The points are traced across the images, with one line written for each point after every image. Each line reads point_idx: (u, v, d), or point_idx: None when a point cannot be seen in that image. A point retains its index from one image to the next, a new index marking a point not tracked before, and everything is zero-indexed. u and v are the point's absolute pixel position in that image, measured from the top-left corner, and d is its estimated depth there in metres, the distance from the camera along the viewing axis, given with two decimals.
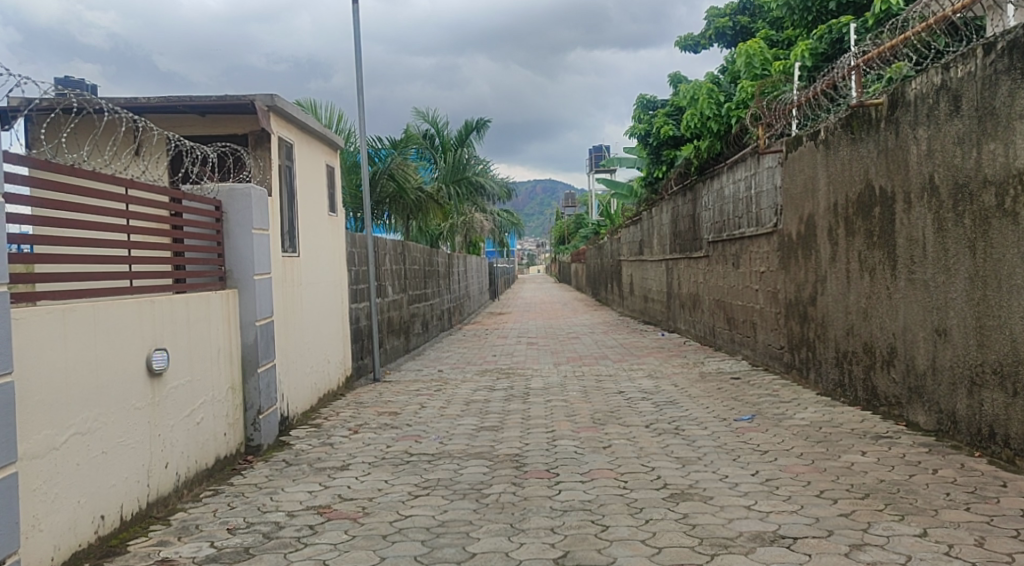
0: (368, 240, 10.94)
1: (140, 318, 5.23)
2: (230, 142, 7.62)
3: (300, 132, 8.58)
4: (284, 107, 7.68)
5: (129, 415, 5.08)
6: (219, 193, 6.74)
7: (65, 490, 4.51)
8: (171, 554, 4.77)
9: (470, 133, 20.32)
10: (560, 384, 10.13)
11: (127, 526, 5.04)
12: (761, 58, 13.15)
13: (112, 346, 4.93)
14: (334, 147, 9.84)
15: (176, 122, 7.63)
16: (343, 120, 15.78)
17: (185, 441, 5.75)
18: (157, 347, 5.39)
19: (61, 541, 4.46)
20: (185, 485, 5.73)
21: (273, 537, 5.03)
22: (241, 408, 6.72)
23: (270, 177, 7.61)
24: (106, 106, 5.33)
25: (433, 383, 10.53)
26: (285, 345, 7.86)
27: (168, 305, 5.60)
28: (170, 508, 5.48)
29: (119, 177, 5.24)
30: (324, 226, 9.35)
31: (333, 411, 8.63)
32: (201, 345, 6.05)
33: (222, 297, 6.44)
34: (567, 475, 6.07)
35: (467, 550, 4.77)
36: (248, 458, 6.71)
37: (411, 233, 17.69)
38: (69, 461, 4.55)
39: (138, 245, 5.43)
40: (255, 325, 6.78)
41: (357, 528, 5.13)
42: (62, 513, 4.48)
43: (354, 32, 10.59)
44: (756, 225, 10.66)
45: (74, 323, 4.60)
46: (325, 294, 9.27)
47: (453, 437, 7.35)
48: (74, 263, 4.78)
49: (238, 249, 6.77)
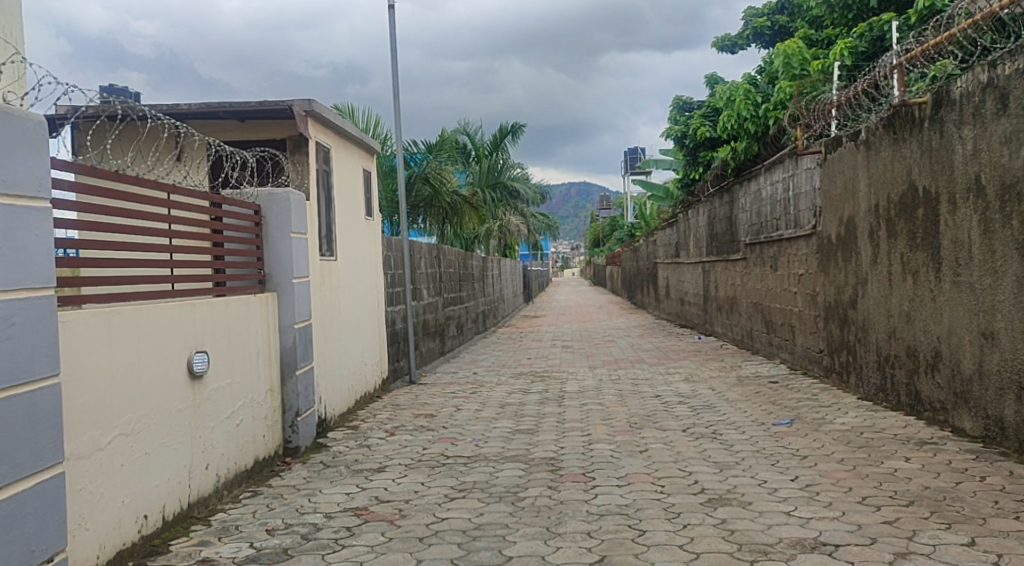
0: (404, 242, 11.02)
1: (180, 321, 5.30)
2: (269, 147, 7.72)
3: (336, 136, 8.62)
4: (321, 111, 7.75)
5: (172, 417, 5.16)
6: (258, 197, 6.81)
7: (109, 491, 4.58)
8: (211, 553, 4.83)
9: (505, 137, 20.37)
10: (595, 388, 10.12)
11: (169, 526, 5.11)
12: (799, 58, 12.97)
13: (153, 348, 4.99)
14: (369, 150, 9.89)
15: (216, 128, 7.75)
16: (380, 125, 15.84)
17: (225, 443, 5.82)
18: (197, 350, 5.45)
19: (106, 541, 4.53)
20: (225, 487, 5.81)
21: (311, 539, 5.06)
22: (279, 410, 6.78)
23: (308, 182, 7.66)
24: (152, 113, 5.40)
25: (468, 386, 10.54)
26: (322, 347, 7.92)
27: (208, 307, 5.67)
28: (210, 509, 5.55)
29: (162, 184, 5.36)
30: (362, 230, 9.46)
31: (369, 413, 8.71)
32: (241, 347, 6.11)
33: (261, 300, 6.49)
34: (604, 479, 6.05)
35: (504, 553, 4.77)
36: (286, 459, 6.79)
37: (445, 237, 17.77)
38: (113, 461, 4.62)
39: (180, 250, 5.51)
40: (293, 328, 6.85)
41: (394, 530, 5.15)
42: (107, 512, 4.55)
43: (390, 37, 10.71)
44: (796, 227, 10.45)
45: (118, 324, 4.67)
46: (361, 297, 9.32)
47: (489, 440, 7.37)
48: (116, 267, 4.85)
49: (277, 252, 6.82)
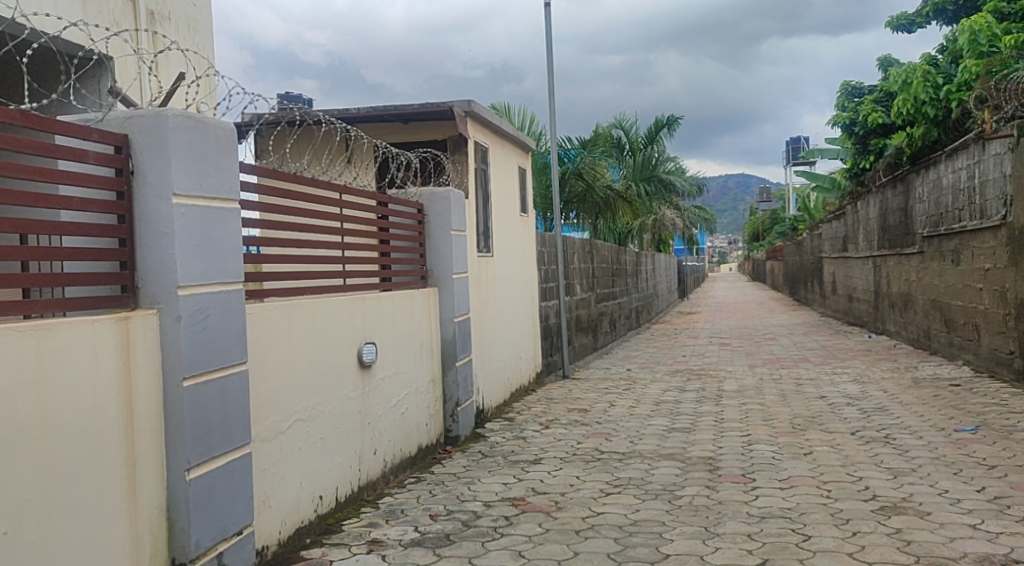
0: (559, 237, 11.18)
1: (351, 314, 5.62)
2: (431, 147, 8.03)
3: (494, 135, 8.86)
4: (480, 111, 7.98)
5: (344, 404, 5.49)
6: (421, 197, 7.11)
7: (289, 471, 4.93)
8: (379, 535, 5.11)
9: (661, 129, 20.21)
10: (756, 387, 9.97)
11: (341, 507, 5.44)
12: (987, 35, 12.13)
13: (328, 339, 5.32)
14: (525, 147, 10.10)
15: (382, 130, 8.14)
16: (535, 122, 16.06)
17: (391, 430, 6.13)
18: (366, 341, 5.77)
19: (287, 517, 4.88)
20: (391, 472, 6.12)
21: (471, 525, 5.27)
22: (440, 400, 7.06)
23: (467, 181, 7.87)
24: (325, 118, 5.74)
25: (622, 382, 10.60)
26: (480, 341, 8.16)
27: (377, 301, 5.98)
28: (378, 492, 5.87)
29: (334, 185, 5.70)
30: (517, 227, 9.68)
31: (525, 405, 8.92)
32: (405, 339, 6.41)
33: (423, 295, 6.78)
34: (765, 480, 5.99)
35: (662, 551, 4.81)
36: (447, 448, 7.06)
37: (598, 232, 17.84)
38: (293, 444, 4.96)
39: (350, 247, 5.84)
40: (453, 322, 7.10)
41: (551, 522, 5.30)
42: (287, 491, 4.90)
43: (547, 34, 10.88)
44: (981, 217, 10.00)
45: (296, 317, 5.01)
46: (516, 292, 9.53)
47: (645, 437, 7.41)
48: (295, 263, 5.20)
49: (439, 249, 7.10)
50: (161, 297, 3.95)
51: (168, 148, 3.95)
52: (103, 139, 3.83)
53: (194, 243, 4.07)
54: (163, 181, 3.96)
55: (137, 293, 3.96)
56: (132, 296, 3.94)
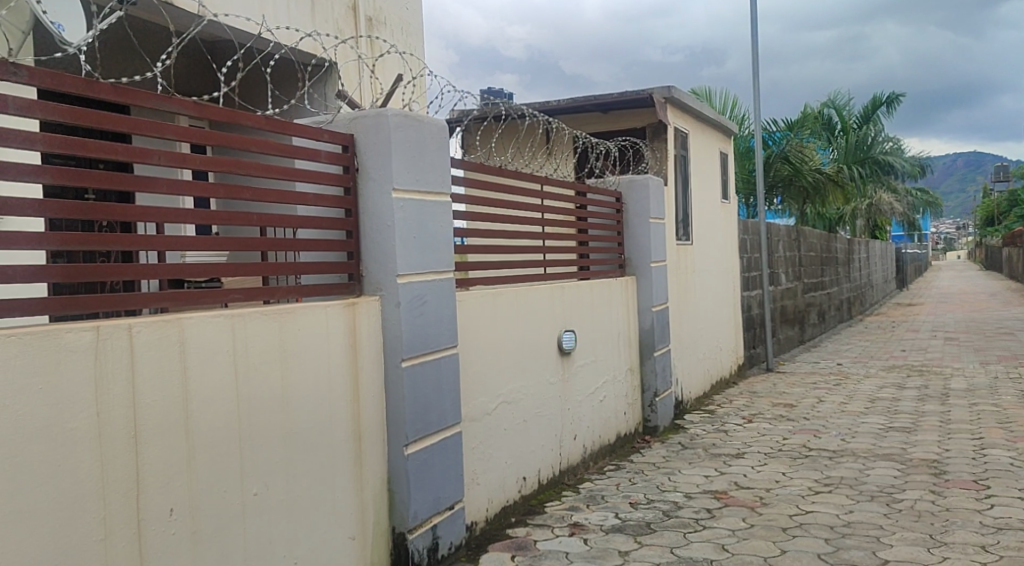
0: (762, 225, 10.94)
1: (552, 302, 5.78)
2: (629, 136, 8.09)
3: (694, 121, 8.79)
4: (680, 97, 7.95)
5: (546, 389, 5.66)
6: (619, 185, 7.20)
7: (496, 452, 5.16)
8: (581, 519, 5.25)
9: (877, 109, 19.22)
10: (988, 386, 9.36)
11: (543, 489, 5.64)
12: None
13: (530, 326, 5.51)
14: (728, 133, 9.96)
15: (583, 120, 8.38)
16: (737, 106, 15.74)
17: (591, 417, 6.27)
18: (566, 329, 5.92)
19: (493, 496, 5.11)
20: (591, 458, 6.26)
21: (673, 516, 5.32)
22: (639, 389, 7.12)
23: (666, 168, 7.87)
24: (529, 112, 5.92)
25: (832, 377, 10.25)
26: (679, 331, 8.16)
27: (576, 290, 6.12)
28: (579, 477, 6.03)
29: (536, 176, 5.86)
30: (718, 216, 9.57)
31: (726, 398, 8.82)
32: (604, 327, 6.52)
33: (622, 283, 6.86)
34: (1000, 488, 5.65)
35: (878, 555, 4.65)
36: (646, 438, 7.13)
37: (806, 219, 17.25)
38: (499, 426, 5.19)
39: (551, 236, 6.00)
40: (651, 311, 7.14)
41: (756, 518, 5.25)
42: (494, 471, 5.12)
43: (752, 16, 10.66)
44: None
45: (501, 304, 5.22)
46: (717, 282, 9.43)
47: (858, 436, 7.16)
48: (500, 252, 5.41)
49: (637, 238, 7.15)
50: (382, 284, 4.26)
51: (389, 145, 4.23)
52: (333, 139, 4.18)
53: (412, 234, 4.35)
54: (385, 177, 4.25)
55: (362, 280, 4.29)
56: (358, 284, 4.28)
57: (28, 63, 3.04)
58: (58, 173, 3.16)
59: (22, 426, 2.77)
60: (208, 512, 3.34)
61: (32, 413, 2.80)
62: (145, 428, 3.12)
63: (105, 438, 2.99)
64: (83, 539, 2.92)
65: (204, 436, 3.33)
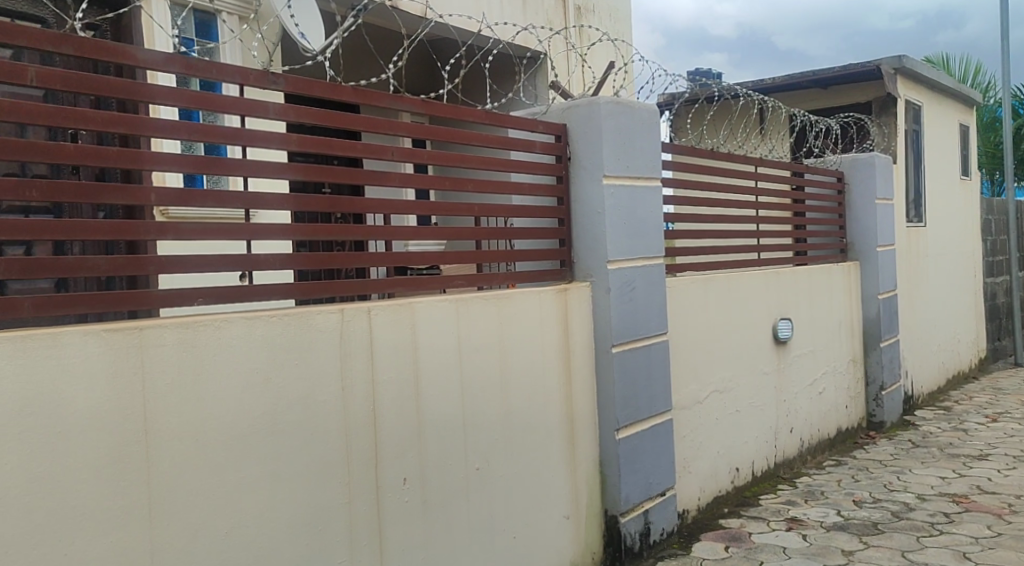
0: (1009, 205, 10.08)
1: (766, 288, 5.61)
2: (854, 111, 7.70)
3: (929, 93, 8.24)
4: (913, 68, 7.46)
5: (759, 378, 5.52)
6: (840, 164, 6.92)
7: (708, 441, 5.08)
8: (800, 514, 5.08)
9: None
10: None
11: (757, 482, 5.52)
12: None
13: (743, 313, 5.37)
14: (968, 105, 9.25)
15: (801, 97, 8.14)
16: (982, 75, 14.56)
17: (809, 410, 6.05)
18: (782, 317, 5.72)
19: (705, 486, 5.05)
20: (808, 452, 6.05)
21: (904, 517, 5.03)
22: (862, 382, 6.78)
23: (896, 143, 7.46)
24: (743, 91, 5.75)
25: None
26: (911, 320, 7.68)
27: (793, 276, 5.91)
28: (795, 471, 5.85)
29: (751, 158, 5.65)
30: (956, 196, 8.91)
31: (965, 395, 8.22)
32: (824, 315, 6.26)
33: (844, 270, 6.54)
34: None
35: None
36: (870, 433, 6.78)
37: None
38: (711, 415, 5.10)
39: (766, 220, 5.79)
40: (877, 299, 6.75)
41: (1003, 526, 4.85)
42: (705, 460, 5.06)
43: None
44: None
45: (712, 291, 5.12)
46: (955, 268, 8.79)
47: None
48: (711, 236, 5.24)
49: (863, 221, 6.79)
50: (593, 270, 4.33)
51: (601, 134, 4.27)
52: (546, 130, 4.28)
53: (622, 221, 4.38)
54: (597, 165, 4.29)
55: (573, 266, 4.38)
56: (569, 270, 4.38)
57: (283, 71, 3.41)
58: (304, 170, 3.48)
59: (282, 396, 3.15)
60: (436, 483, 3.65)
61: (292, 386, 3.18)
62: (382, 402, 3.47)
63: (350, 408, 3.36)
64: (333, 500, 3.28)
65: (433, 414, 3.65)
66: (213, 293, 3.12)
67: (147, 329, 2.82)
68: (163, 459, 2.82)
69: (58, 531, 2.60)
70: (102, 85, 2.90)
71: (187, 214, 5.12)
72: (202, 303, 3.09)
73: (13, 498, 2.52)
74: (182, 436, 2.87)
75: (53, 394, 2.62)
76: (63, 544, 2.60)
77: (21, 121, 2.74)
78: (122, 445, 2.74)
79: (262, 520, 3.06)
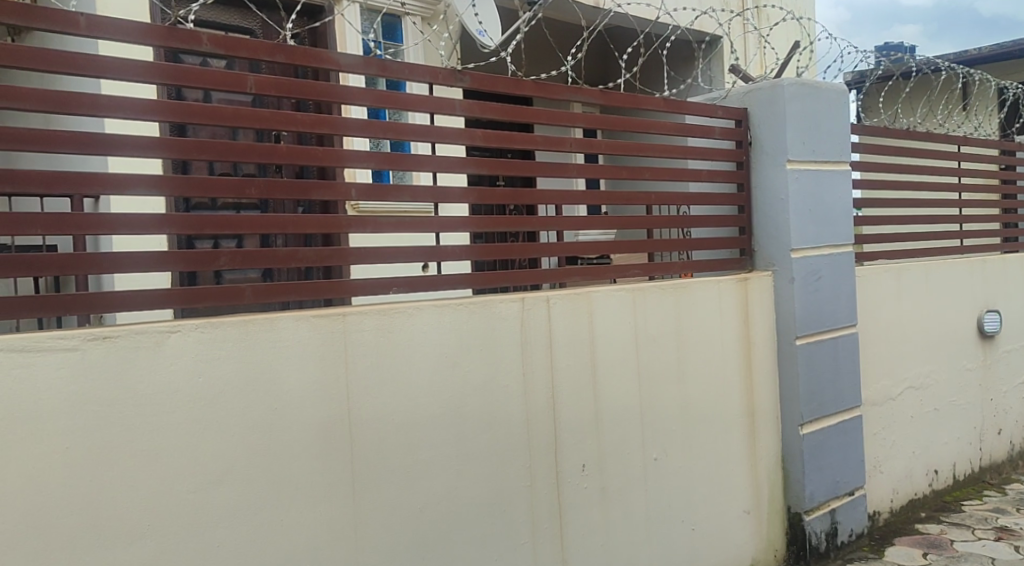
0: None
1: (970, 278, 5.22)
2: None
3: None
4: None
5: (962, 375, 5.13)
6: None
7: (902, 440, 4.78)
8: (1010, 523, 4.67)
9: None
10: None
11: (958, 486, 5.15)
12: None
13: (943, 304, 5.02)
14: None
15: None
16: None
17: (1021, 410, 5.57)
18: (989, 309, 5.29)
19: (898, 487, 4.76)
20: (1019, 456, 5.58)
21: None
22: None
23: None
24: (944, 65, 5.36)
25: None
26: None
27: (1002, 264, 5.46)
28: (1004, 477, 5.41)
29: (953, 136, 5.26)
30: None
31: None
32: None
33: None
34: None
35: None
36: None
37: None
38: (906, 413, 4.80)
39: (970, 204, 5.38)
40: None
41: None
42: (900, 460, 4.76)
43: None
44: None
45: (906, 281, 4.81)
46: None
47: None
48: (906, 222, 4.93)
49: None
50: (775, 259, 4.18)
51: (785, 117, 4.12)
52: (727, 115, 4.18)
53: (807, 208, 4.19)
54: (780, 150, 4.14)
55: (754, 255, 4.26)
56: (749, 259, 4.25)
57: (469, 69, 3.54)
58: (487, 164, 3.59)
59: (468, 381, 3.30)
60: (613, 470, 3.68)
61: (476, 372, 3.32)
62: (560, 389, 3.54)
63: (530, 393, 3.46)
64: (516, 482, 3.40)
65: (611, 403, 3.68)
66: (405, 283, 3.31)
67: (350, 315, 3.05)
68: (363, 436, 3.04)
69: (277, 497, 2.87)
70: (307, 89, 3.13)
71: (378, 208, 5.39)
72: (395, 291, 3.29)
73: (241, 465, 2.82)
74: (378, 415, 3.08)
75: (272, 373, 2.89)
76: (277, 508, 2.87)
77: (243, 126, 2.98)
78: (328, 423, 2.98)
79: (449, 497, 3.23)
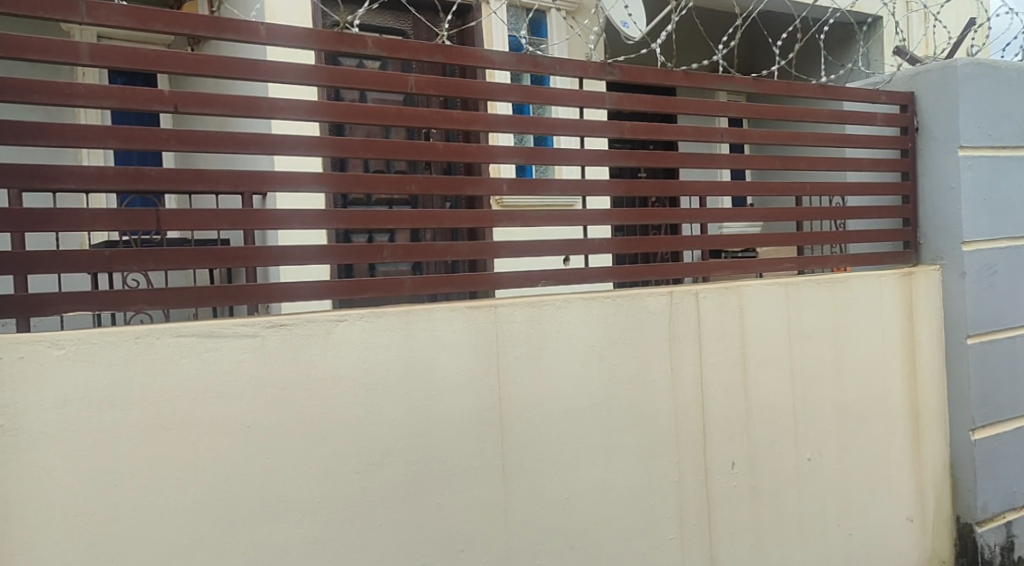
0: None
1: None
2: None
3: None
4: None
5: None
6: None
7: None
8: None
9: None
10: None
11: None
12: None
13: None
14: None
15: None
16: None
17: None
18: None
19: None
20: None
21: None
22: None
23: None
24: None
25: None
26: None
27: None
28: None
29: None
30: None
31: None
32: None
33: None
34: None
35: None
36: None
37: None
38: None
39: None
40: None
41: None
42: None
43: None
44: None
45: None
46: None
47: None
48: None
49: None
50: (944, 252, 3.93)
51: (958, 98, 3.85)
52: (891, 100, 3.95)
53: (982, 198, 3.90)
54: (951, 136, 3.88)
55: (919, 248, 4.01)
56: (914, 252, 4.01)
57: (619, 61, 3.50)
58: (635, 156, 3.57)
59: (615, 374, 3.29)
60: (765, 470, 3.57)
61: (625, 365, 3.32)
62: (709, 386, 3.48)
63: (678, 389, 3.42)
64: (664, 477, 3.37)
65: (764, 402, 3.58)
66: (553, 276, 3.33)
67: (502, 306, 3.10)
68: (514, 426, 3.10)
69: (433, 481, 2.97)
70: (459, 87, 3.19)
71: (523, 202, 5.49)
72: (543, 285, 3.32)
73: (400, 448, 2.92)
74: (529, 406, 3.13)
75: (429, 361, 2.98)
76: (433, 490, 2.97)
77: (401, 125, 3.09)
78: (481, 410, 3.06)
79: (595, 489, 3.24)
